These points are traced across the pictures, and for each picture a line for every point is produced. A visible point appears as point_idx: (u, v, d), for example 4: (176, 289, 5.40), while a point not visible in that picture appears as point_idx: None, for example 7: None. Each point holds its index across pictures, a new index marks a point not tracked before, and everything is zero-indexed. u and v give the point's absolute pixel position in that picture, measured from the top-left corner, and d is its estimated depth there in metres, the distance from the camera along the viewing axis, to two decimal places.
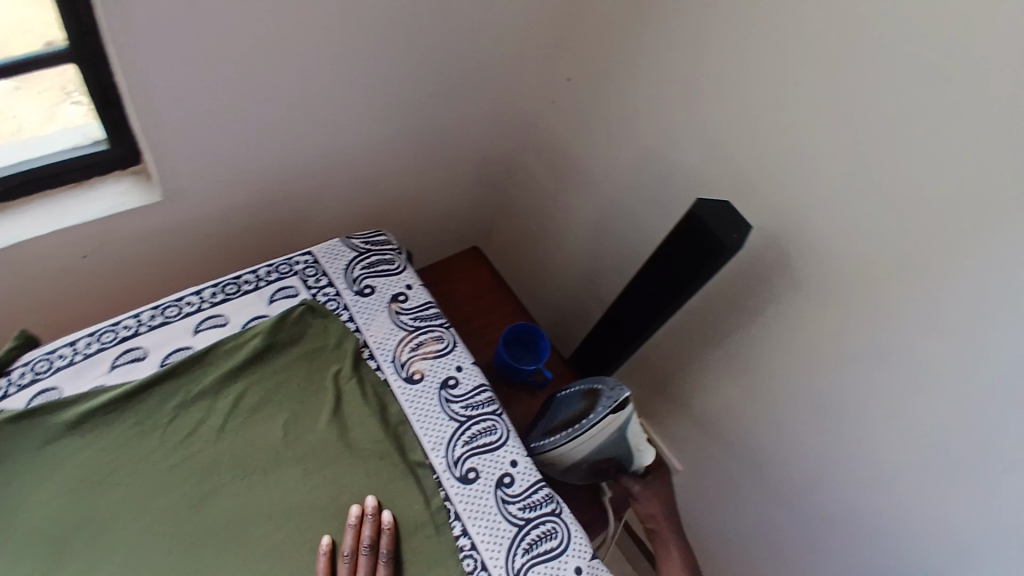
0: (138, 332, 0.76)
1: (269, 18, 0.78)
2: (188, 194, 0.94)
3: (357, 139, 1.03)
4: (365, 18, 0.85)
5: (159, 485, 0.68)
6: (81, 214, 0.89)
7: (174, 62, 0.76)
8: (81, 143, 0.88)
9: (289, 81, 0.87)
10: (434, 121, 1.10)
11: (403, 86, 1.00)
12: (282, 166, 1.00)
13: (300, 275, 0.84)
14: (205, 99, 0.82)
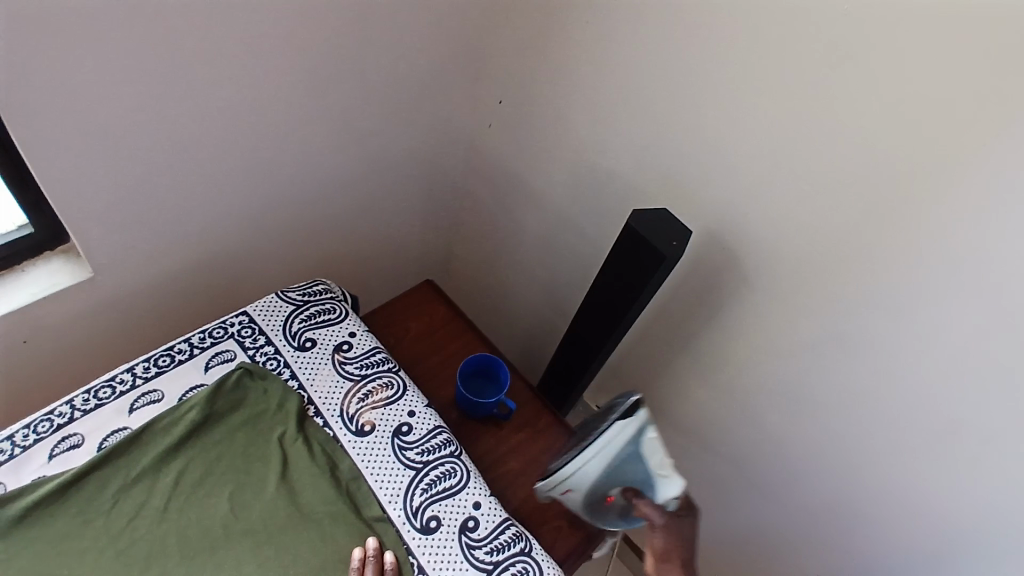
0: (73, 417, 0.73)
1: (180, 81, 0.76)
2: (119, 265, 0.91)
3: (292, 187, 1.02)
4: (282, 69, 0.84)
5: None
6: (7, 301, 0.85)
7: (83, 136, 0.74)
8: (7, 230, 0.85)
9: (213, 139, 0.85)
10: (370, 159, 1.09)
11: (333, 127, 0.98)
12: (217, 224, 0.97)
13: (236, 337, 0.81)
14: (122, 168, 0.80)
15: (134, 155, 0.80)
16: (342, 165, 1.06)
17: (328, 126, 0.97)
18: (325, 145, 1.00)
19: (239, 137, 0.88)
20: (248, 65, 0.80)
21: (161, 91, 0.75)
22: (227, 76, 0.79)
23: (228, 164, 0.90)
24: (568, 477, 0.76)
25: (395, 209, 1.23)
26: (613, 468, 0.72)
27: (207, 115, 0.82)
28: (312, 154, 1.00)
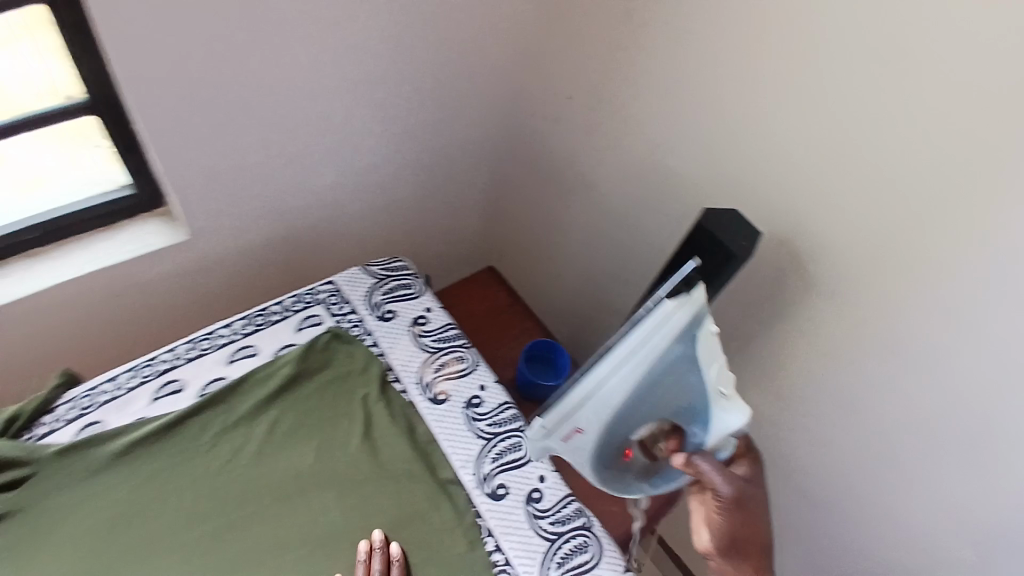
0: (176, 364, 0.77)
1: (275, 53, 0.81)
2: (212, 231, 0.96)
3: (369, 166, 1.06)
4: (368, 48, 0.88)
5: (192, 518, 0.68)
6: (110, 256, 0.91)
7: (187, 101, 0.79)
8: (108, 189, 0.93)
9: (296, 112, 0.89)
10: (443, 145, 1.13)
11: (407, 112, 1.02)
12: (295, 200, 1.01)
13: (324, 302, 0.86)
14: (219, 135, 0.85)
15: (225, 122, 0.84)
16: (412, 152, 1.09)
17: (403, 110, 1.01)
18: (398, 131, 1.03)
19: (321, 113, 0.92)
20: (334, 40, 0.84)
21: (252, 59, 0.80)
22: (314, 49, 0.84)
23: (307, 140, 0.94)
24: (608, 398, 0.62)
25: (459, 201, 1.26)
26: (672, 373, 0.64)
27: (293, 87, 0.86)
28: (386, 138, 1.03)
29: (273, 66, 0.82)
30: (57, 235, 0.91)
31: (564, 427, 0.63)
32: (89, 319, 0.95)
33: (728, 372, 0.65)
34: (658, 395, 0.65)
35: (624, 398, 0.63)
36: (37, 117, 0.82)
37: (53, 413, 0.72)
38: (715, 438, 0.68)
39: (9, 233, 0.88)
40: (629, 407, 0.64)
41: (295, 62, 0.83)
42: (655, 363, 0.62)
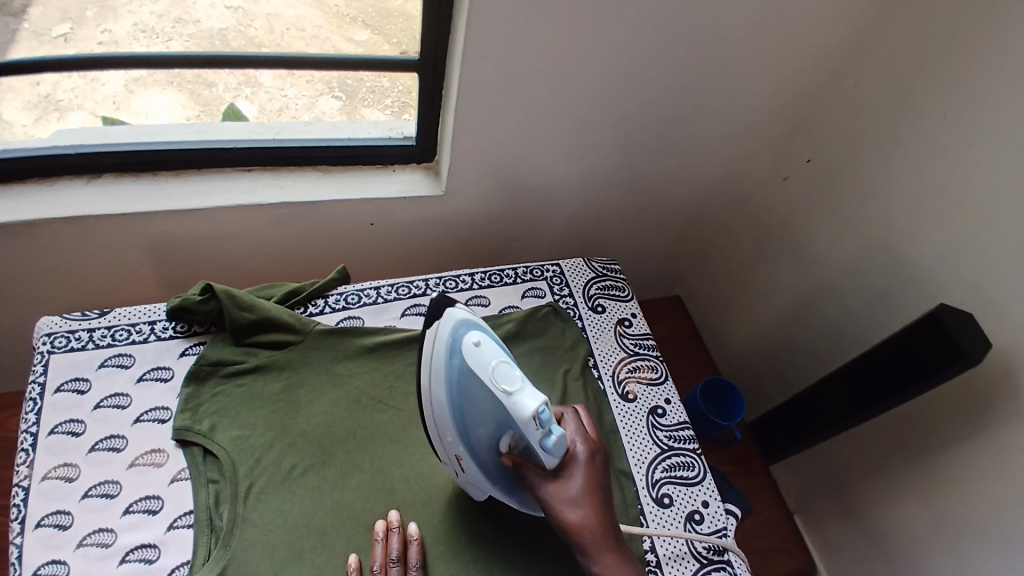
0: (424, 293, 0.90)
1: (563, 47, 0.92)
2: (462, 191, 1.11)
3: (596, 166, 1.15)
4: (634, 60, 0.97)
5: (403, 421, 0.78)
6: (381, 190, 1.07)
7: (484, 71, 0.92)
8: (394, 135, 1.09)
9: (563, 100, 1.01)
10: (663, 168, 1.20)
11: (646, 124, 1.10)
12: (527, 179, 1.13)
13: (548, 280, 0.96)
14: (495, 106, 0.98)
15: (510, 95, 0.97)
16: (634, 164, 1.17)
17: (644, 123, 1.09)
18: (631, 140, 1.12)
19: (582, 106, 1.03)
20: (621, 46, 0.94)
21: (554, 46, 0.92)
22: (602, 49, 0.94)
23: (560, 126, 1.05)
24: (441, 417, 0.63)
25: (654, 223, 1.33)
26: (474, 392, 0.61)
27: (570, 78, 0.97)
28: (619, 144, 1.12)
29: (566, 56, 0.94)
30: (341, 161, 1.08)
31: (449, 450, 0.66)
32: (349, 235, 1.13)
33: (512, 369, 0.60)
34: (469, 406, 0.63)
35: (473, 409, 0.62)
36: (376, 63, 0.97)
37: (325, 299, 0.86)
38: (528, 432, 0.60)
39: (313, 150, 1.05)
40: (462, 419, 0.63)
41: (583, 57, 0.95)
42: (455, 381, 0.61)
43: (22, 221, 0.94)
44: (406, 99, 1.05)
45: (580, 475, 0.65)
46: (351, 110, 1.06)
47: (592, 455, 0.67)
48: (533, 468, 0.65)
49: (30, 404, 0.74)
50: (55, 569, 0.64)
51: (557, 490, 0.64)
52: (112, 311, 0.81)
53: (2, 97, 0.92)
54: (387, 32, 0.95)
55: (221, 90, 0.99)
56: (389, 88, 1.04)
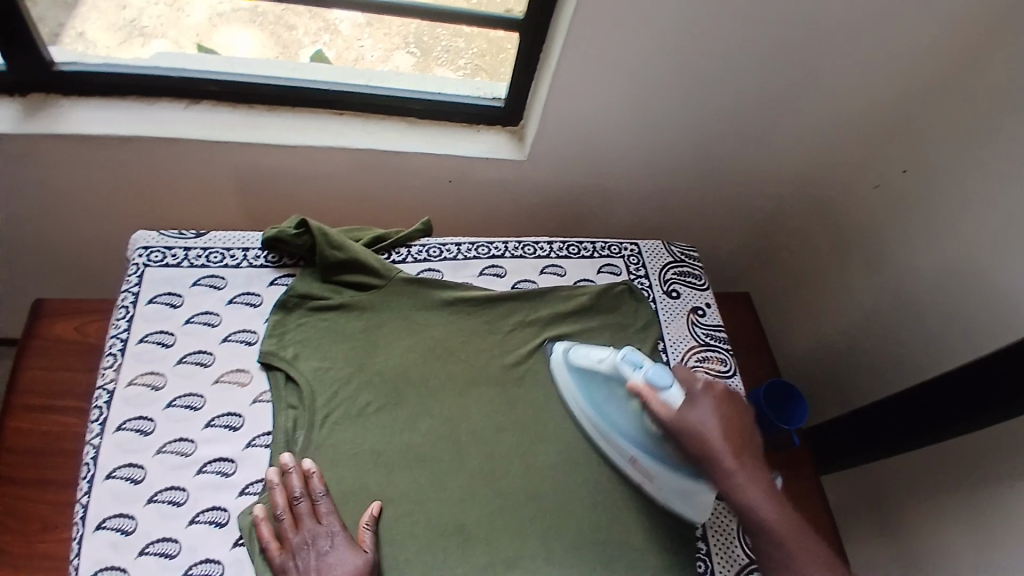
0: (503, 255, 0.91)
1: (668, 19, 0.90)
2: (543, 159, 1.10)
3: (680, 149, 1.12)
4: (737, 42, 0.94)
5: (471, 379, 0.79)
6: (466, 148, 1.07)
7: (586, 37, 0.91)
8: (485, 95, 1.08)
9: (657, 78, 0.99)
10: (746, 160, 1.16)
11: (739, 112, 1.07)
12: (611, 154, 1.11)
13: (625, 258, 0.95)
14: (589, 76, 0.97)
15: (605, 66, 0.96)
16: (720, 152, 1.14)
17: (739, 109, 1.06)
18: (721, 126, 1.09)
19: (676, 85, 1.00)
20: (729, 24, 0.92)
21: (660, 17, 0.90)
22: (707, 26, 0.92)
23: (652, 102, 1.03)
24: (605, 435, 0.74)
25: (729, 219, 1.29)
26: (598, 389, 0.74)
27: (669, 54, 0.95)
28: (711, 128, 1.09)
29: (669, 29, 0.91)
30: (429, 114, 1.07)
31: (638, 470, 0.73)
32: (427, 190, 1.13)
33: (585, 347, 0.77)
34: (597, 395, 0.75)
35: (614, 410, 0.73)
36: (481, 19, 0.97)
37: (408, 249, 0.88)
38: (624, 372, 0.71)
39: (403, 102, 1.05)
40: (612, 423, 0.73)
41: (686, 32, 0.92)
42: (589, 385, 0.75)
43: (123, 136, 0.97)
44: (479, 61, 1.06)
45: (705, 430, 0.68)
46: (424, 66, 1.07)
47: (708, 394, 0.70)
48: (667, 416, 0.68)
49: (123, 311, 0.77)
50: (133, 472, 0.68)
51: (696, 445, 0.67)
52: (208, 233, 0.83)
53: (91, 17, 0.98)
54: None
55: (301, 34, 1.02)
56: (463, 49, 1.06)
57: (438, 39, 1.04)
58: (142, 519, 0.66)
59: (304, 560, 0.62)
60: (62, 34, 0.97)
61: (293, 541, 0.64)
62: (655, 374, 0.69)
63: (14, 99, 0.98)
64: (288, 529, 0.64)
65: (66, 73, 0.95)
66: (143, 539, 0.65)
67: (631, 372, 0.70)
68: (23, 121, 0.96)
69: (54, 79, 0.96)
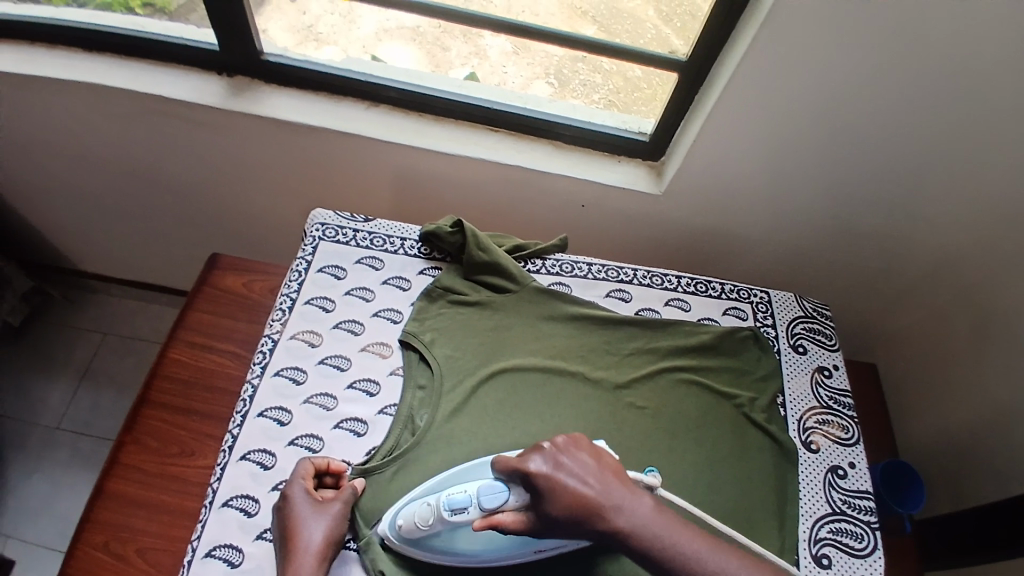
0: (632, 281, 0.94)
1: (834, 75, 0.90)
2: (678, 196, 1.12)
3: (820, 205, 1.10)
4: (904, 105, 0.92)
5: (586, 393, 0.82)
6: (604, 176, 1.12)
7: (747, 84, 0.93)
8: (632, 130, 1.13)
9: (810, 131, 0.98)
10: (890, 226, 1.11)
11: (892, 176, 1.03)
12: (747, 200, 1.11)
13: (753, 305, 0.94)
14: (741, 122, 0.98)
15: (759, 113, 0.97)
16: (863, 214, 1.10)
17: (892, 174, 1.03)
18: (867, 188, 1.06)
19: (828, 140, 0.99)
20: (896, 85, 0.90)
21: (825, 71, 0.90)
22: (874, 86, 0.91)
23: (800, 155, 1.02)
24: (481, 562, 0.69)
25: (859, 285, 1.24)
26: (445, 537, 0.68)
27: (828, 109, 0.95)
28: (856, 188, 1.06)
29: (833, 84, 0.91)
30: (574, 140, 1.13)
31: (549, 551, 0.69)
32: (560, 209, 1.18)
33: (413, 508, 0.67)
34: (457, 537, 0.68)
35: (471, 543, 0.68)
36: (642, 56, 1.02)
37: (543, 260, 0.93)
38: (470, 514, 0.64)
39: (552, 125, 1.11)
40: (480, 548, 0.68)
41: (851, 90, 0.92)
42: (436, 545, 0.68)
43: (307, 124, 1.11)
44: (612, 99, 1.12)
45: (576, 497, 0.60)
46: (560, 96, 1.13)
47: (557, 467, 0.61)
48: (526, 527, 0.62)
49: (296, 274, 0.87)
50: (281, 414, 0.77)
51: (576, 525, 0.60)
52: (374, 219, 0.92)
53: (274, 16, 1.10)
54: (613, 32, 1.02)
55: (453, 55, 1.11)
56: (600, 85, 1.11)
57: (578, 73, 1.10)
58: (281, 458, 0.75)
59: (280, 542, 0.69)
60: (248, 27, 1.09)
61: (286, 499, 0.69)
62: (487, 489, 0.65)
63: (222, 78, 1.14)
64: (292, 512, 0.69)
65: (271, 62, 1.11)
66: (279, 475, 0.74)
67: (465, 513, 0.65)
68: (228, 98, 1.12)
69: (259, 66, 1.11)
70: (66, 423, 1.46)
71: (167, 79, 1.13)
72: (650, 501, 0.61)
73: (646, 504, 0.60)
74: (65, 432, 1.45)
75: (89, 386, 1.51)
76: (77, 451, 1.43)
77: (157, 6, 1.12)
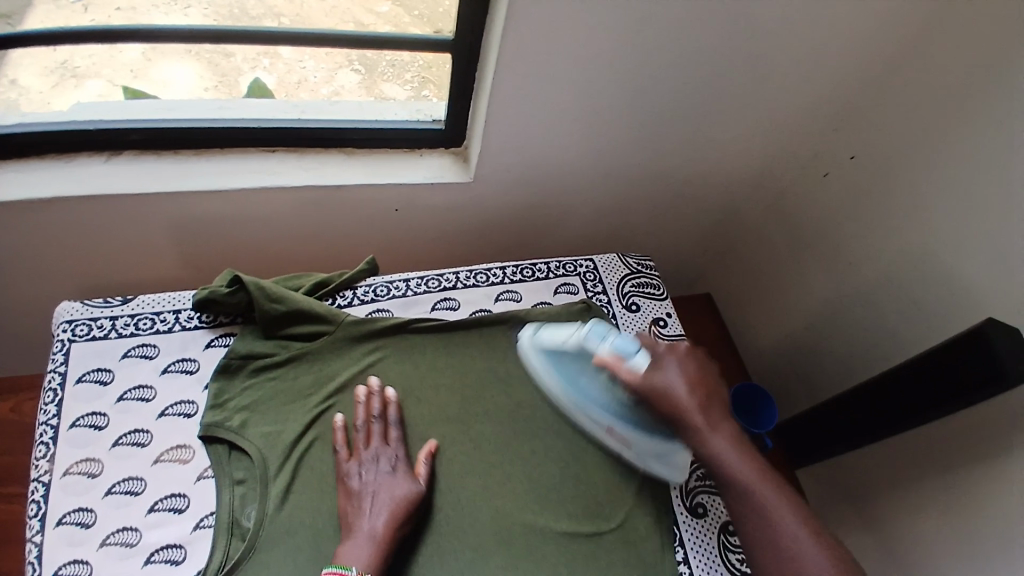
0: (455, 286, 0.88)
1: (598, 30, 0.88)
2: (491, 179, 1.07)
3: (628, 155, 1.10)
4: (672, 45, 0.92)
5: (433, 423, 0.77)
6: (408, 176, 1.04)
7: (519, 54, 0.88)
8: (425, 119, 1.04)
9: (595, 87, 0.96)
10: (695, 160, 1.15)
11: (681, 113, 1.05)
12: (558, 166, 1.08)
13: (581, 276, 0.93)
14: (525, 93, 0.94)
15: (540, 81, 0.93)
16: (669, 154, 1.12)
17: (684, 112, 1.04)
18: (665, 129, 1.07)
19: (615, 93, 0.98)
20: (660, 30, 0.90)
21: (590, 27, 0.87)
22: (639, 33, 0.90)
23: (595, 111, 1.00)
24: (579, 407, 0.76)
25: (684, 220, 1.28)
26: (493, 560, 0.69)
27: (603, 63, 0.93)
28: (656, 133, 1.07)
29: (601, 37, 0.89)
30: (366, 143, 1.03)
31: (614, 437, 0.76)
32: (376, 221, 1.09)
33: (562, 328, 0.77)
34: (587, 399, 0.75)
35: (589, 381, 0.75)
36: (408, 41, 0.94)
37: (353, 290, 0.84)
38: (603, 351, 0.72)
39: (338, 133, 1.01)
40: (585, 395, 0.75)
41: (619, 40, 0.90)
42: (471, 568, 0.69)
43: (39, 198, 0.91)
44: (427, 74, 1.01)
45: (672, 393, 0.71)
46: (369, 84, 1.03)
47: (677, 364, 0.73)
48: (636, 387, 0.71)
49: (51, 393, 0.75)
50: (78, 568, 0.66)
51: (660, 413, 0.71)
52: (135, 298, 0.81)
53: (20, 62, 0.91)
54: (408, 5, 0.93)
55: (239, 61, 0.96)
56: (410, 62, 1.00)
57: (382, 58, 1.00)
58: None
59: (367, 471, 0.70)
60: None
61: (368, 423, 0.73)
62: (620, 347, 0.73)
63: None
64: (361, 442, 0.72)
65: None
66: None
67: (597, 344, 0.73)
68: None
69: None
70: None
71: None
72: (736, 430, 0.71)
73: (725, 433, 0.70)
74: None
75: None
76: None
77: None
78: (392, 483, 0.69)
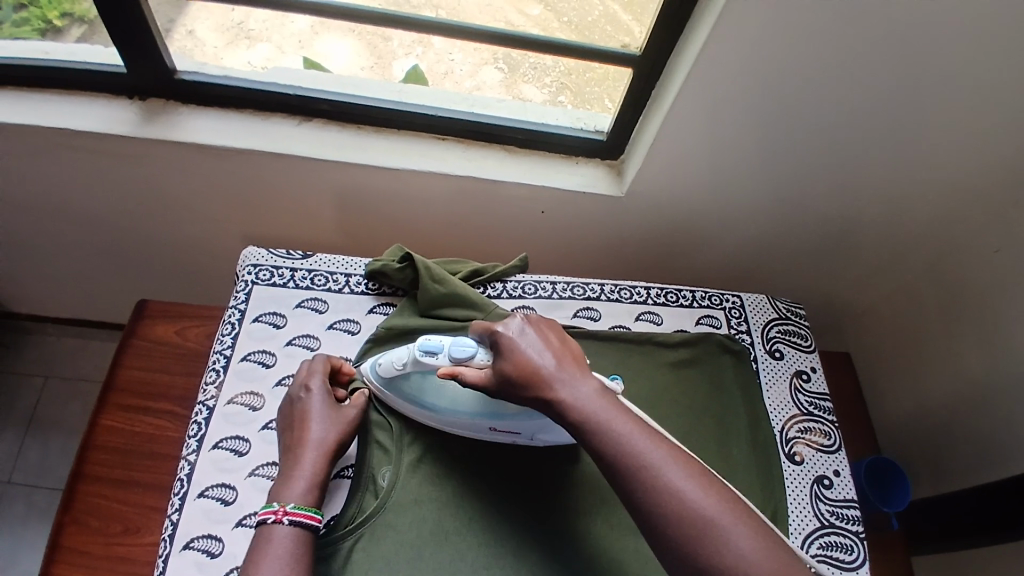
0: (599, 297, 0.89)
1: (790, 66, 0.85)
2: (642, 197, 1.07)
3: (786, 195, 1.06)
4: (864, 90, 0.88)
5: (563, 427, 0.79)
6: (561, 181, 1.05)
7: (702, 81, 0.87)
8: (588, 130, 1.06)
9: (771, 122, 0.93)
10: (857, 212, 1.08)
11: (855, 161, 0.99)
12: (711, 194, 1.06)
13: (726, 310, 0.91)
14: (698, 119, 0.93)
15: (715, 108, 0.91)
16: (830, 200, 1.06)
17: (858, 161, 0.99)
18: (833, 175, 1.02)
19: (789, 131, 0.95)
20: (855, 73, 0.85)
21: (781, 62, 0.85)
22: (833, 75, 0.86)
23: (764, 145, 0.97)
24: (448, 419, 0.76)
25: (829, 271, 1.21)
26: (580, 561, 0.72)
27: (785, 99, 0.90)
28: (822, 177, 1.02)
29: (790, 73, 0.86)
30: (526, 144, 1.06)
31: (503, 433, 0.76)
32: (522, 219, 1.12)
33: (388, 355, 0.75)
34: (437, 396, 0.75)
35: (444, 392, 0.75)
36: (577, 51, 0.94)
37: (504, 284, 0.88)
38: (437, 361, 0.70)
39: (502, 129, 1.04)
40: (448, 403, 0.75)
41: (809, 79, 0.87)
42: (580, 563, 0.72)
43: (234, 148, 1.01)
44: (566, 81, 1.02)
45: (527, 363, 0.66)
46: (510, 83, 1.03)
47: (522, 333, 0.68)
48: (485, 379, 0.68)
49: (229, 327, 0.83)
50: (225, 491, 0.73)
51: (519, 389, 0.66)
52: (312, 255, 0.90)
53: (201, 16, 0.98)
54: (559, 10, 0.93)
55: (395, 45, 0.99)
56: (551, 67, 1.01)
57: (525, 60, 1.00)
58: (229, 541, 0.71)
59: (289, 431, 0.73)
60: (173, 30, 0.97)
61: (289, 396, 0.76)
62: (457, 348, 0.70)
63: (133, 102, 1.03)
64: (283, 408, 0.75)
65: (186, 82, 1.00)
66: (228, 562, 0.70)
67: (435, 358, 0.70)
68: (143, 125, 1.01)
69: (174, 86, 1.01)
70: (17, 477, 1.34)
71: (71, 106, 1.01)
72: (594, 384, 0.65)
73: (587, 387, 0.64)
74: (19, 484, 1.33)
75: (36, 435, 1.38)
76: (29, 507, 1.32)
77: (77, 16, 0.97)
78: (308, 432, 0.72)
